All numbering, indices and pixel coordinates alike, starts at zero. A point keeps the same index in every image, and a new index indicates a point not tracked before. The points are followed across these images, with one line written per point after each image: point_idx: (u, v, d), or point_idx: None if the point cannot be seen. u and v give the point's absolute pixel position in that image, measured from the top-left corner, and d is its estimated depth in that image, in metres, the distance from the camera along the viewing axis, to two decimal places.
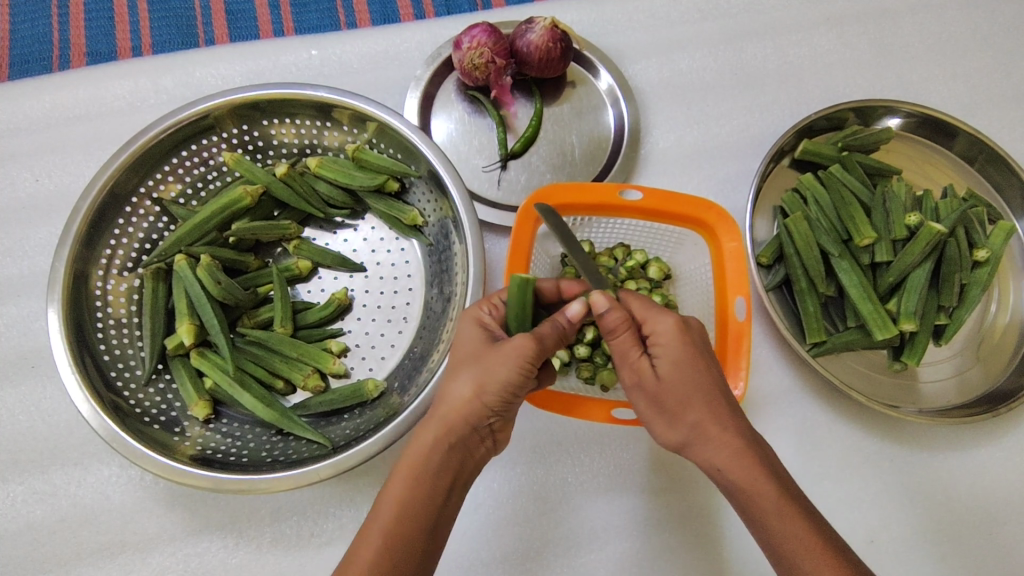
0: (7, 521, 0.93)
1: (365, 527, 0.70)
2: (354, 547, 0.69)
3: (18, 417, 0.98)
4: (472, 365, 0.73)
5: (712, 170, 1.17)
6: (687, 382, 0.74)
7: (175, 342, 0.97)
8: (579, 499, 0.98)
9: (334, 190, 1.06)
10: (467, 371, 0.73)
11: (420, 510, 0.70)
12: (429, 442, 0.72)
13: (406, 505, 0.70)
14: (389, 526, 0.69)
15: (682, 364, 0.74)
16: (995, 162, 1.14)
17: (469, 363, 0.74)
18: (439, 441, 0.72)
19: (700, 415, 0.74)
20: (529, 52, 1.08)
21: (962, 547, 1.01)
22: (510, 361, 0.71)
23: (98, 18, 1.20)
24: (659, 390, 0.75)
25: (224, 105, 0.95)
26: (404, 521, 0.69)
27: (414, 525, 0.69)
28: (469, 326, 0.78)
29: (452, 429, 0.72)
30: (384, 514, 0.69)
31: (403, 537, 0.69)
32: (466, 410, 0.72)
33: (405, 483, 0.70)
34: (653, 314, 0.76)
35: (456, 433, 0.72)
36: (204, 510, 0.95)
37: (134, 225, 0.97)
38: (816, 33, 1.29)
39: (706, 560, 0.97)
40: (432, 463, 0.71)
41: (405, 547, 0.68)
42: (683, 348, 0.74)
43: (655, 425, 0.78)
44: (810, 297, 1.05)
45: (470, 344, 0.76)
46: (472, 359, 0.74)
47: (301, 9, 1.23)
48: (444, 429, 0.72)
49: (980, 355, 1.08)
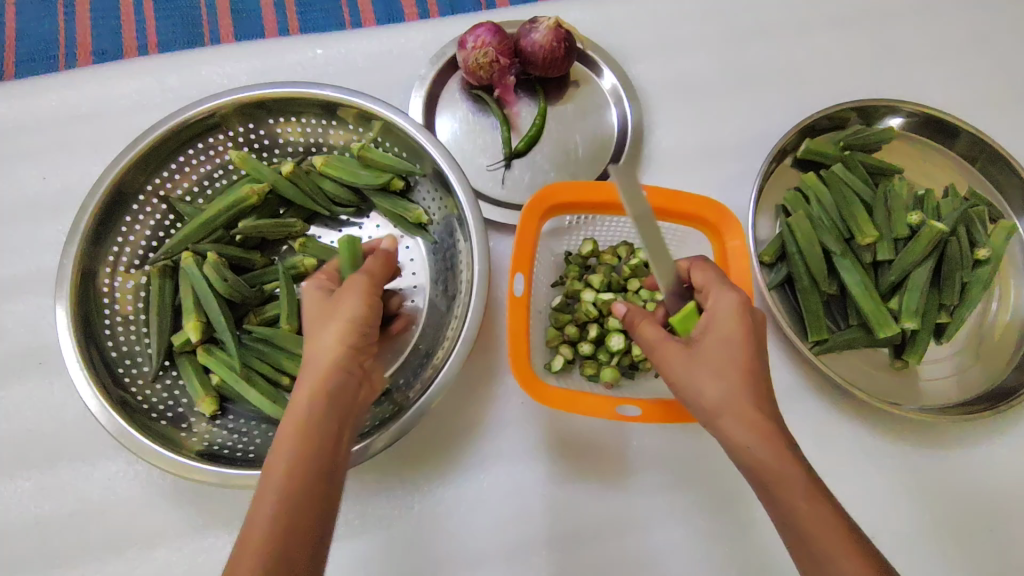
0: (14, 517, 0.94)
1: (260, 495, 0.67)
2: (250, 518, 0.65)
3: (26, 413, 0.98)
4: (325, 321, 0.78)
5: (714, 170, 1.18)
6: (716, 352, 0.77)
7: (182, 338, 0.98)
8: (583, 496, 0.99)
9: (339, 189, 1.07)
10: (319, 328, 0.77)
11: (305, 454, 0.68)
12: (302, 392, 0.72)
13: (290, 454, 0.68)
14: (279, 481, 0.66)
15: (712, 332, 0.79)
16: (995, 162, 1.15)
17: (323, 323, 0.78)
18: (312, 389, 0.72)
19: (731, 391, 0.75)
20: (533, 52, 1.08)
21: (964, 542, 1.01)
22: (353, 302, 0.79)
23: (105, 18, 1.21)
24: (689, 356, 0.78)
25: (229, 104, 0.95)
26: (292, 472, 0.67)
27: (309, 471, 0.68)
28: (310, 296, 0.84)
29: (315, 372, 0.73)
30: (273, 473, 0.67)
31: (300, 488, 0.67)
32: (333, 353, 0.74)
33: (285, 437, 0.69)
34: (717, 292, 0.81)
35: (327, 379, 0.73)
36: (210, 506, 0.95)
37: (141, 222, 0.98)
38: (819, 34, 1.29)
39: (708, 555, 0.97)
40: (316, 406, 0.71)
41: (303, 497, 0.66)
42: (737, 325, 0.78)
43: (687, 397, 0.79)
44: (812, 295, 1.05)
45: (316, 309, 0.80)
46: (325, 318, 0.78)
47: (306, 9, 1.24)
48: (312, 378, 0.73)
49: (980, 354, 1.08)
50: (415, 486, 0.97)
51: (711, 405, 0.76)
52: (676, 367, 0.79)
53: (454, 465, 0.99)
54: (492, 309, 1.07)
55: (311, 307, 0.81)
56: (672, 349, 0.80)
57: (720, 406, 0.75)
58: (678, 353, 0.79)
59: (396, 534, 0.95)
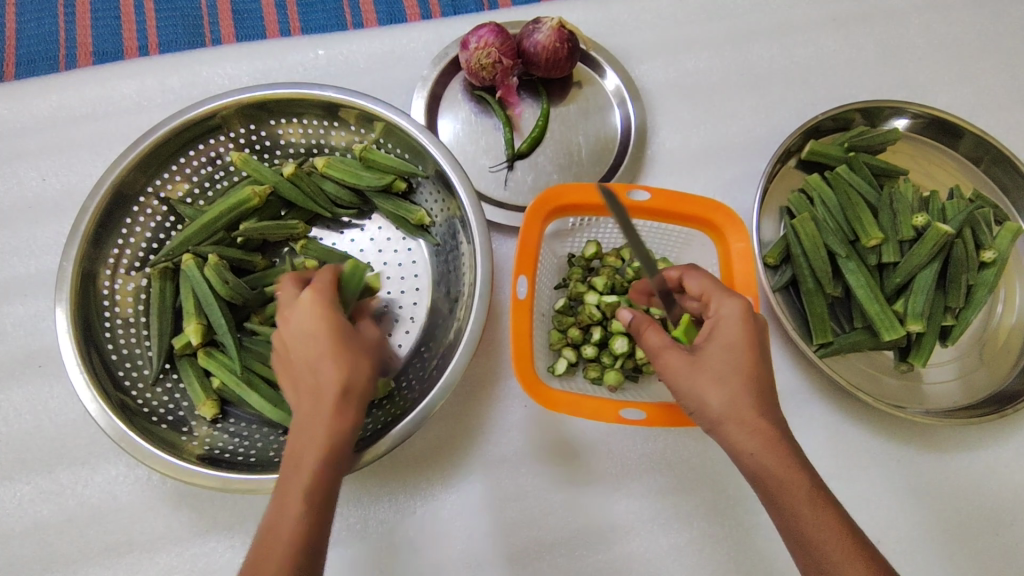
0: (13, 521, 0.93)
1: (273, 519, 0.68)
2: (265, 540, 0.67)
3: (25, 417, 0.98)
4: (354, 357, 0.77)
5: (718, 170, 1.17)
6: (718, 362, 0.75)
7: (182, 341, 0.97)
8: (586, 499, 0.98)
9: (341, 190, 1.06)
10: (347, 362, 0.75)
11: (327, 492, 0.70)
12: (331, 431, 0.72)
13: (316, 490, 0.69)
14: (302, 513, 0.68)
15: (718, 343, 0.77)
16: (1000, 163, 1.14)
17: (351, 357, 0.76)
18: (342, 433, 0.73)
19: (729, 400, 0.74)
20: (536, 52, 1.08)
21: (969, 546, 1.01)
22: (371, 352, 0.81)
23: (104, 18, 1.20)
24: (691, 367, 0.76)
25: (230, 105, 0.94)
26: (316, 507, 0.69)
27: (329, 510, 0.71)
28: (324, 313, 0.79)
29: (344, 412, 0.73)
30: (294, 505, 0.68)
31: (320, 522, 0.69)
32: (360, 398, 0.76)
33: (312, 471, 0.70)
34: (721, 297, 0.80)
35: (351, 424, 0.74)
36: (211, 510, 0.94)
37: (141, 224, 0.97)
38: (822, 34, 1.29)
39: (713, 559, 0.97)
40: (342, 448, 0.73)
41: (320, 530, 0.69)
42: (741, 332, 0.77)
43: (688, 403, 0.77)
44: (817, 298, 1.05)
45: (337, 337, 0.77)
46: (352, 352, 0.77)
47: (308, 9, 1.23)
48: (342, 419, 0.73)
49: (985, 356, 1.08)
50: (418, 489, 0.96)
51: (713, 415, 0.75)
52: (677, 375, 0.77)
53: (456, 468, 0.98)
54: (495, 311, 1.07)
55: (331, 330, 0.77)
56: (675, 356, 0.77)
57: (723, 413, 0.74)
58: (681, 361, 0.77)
59: (398, 538, 0.94)
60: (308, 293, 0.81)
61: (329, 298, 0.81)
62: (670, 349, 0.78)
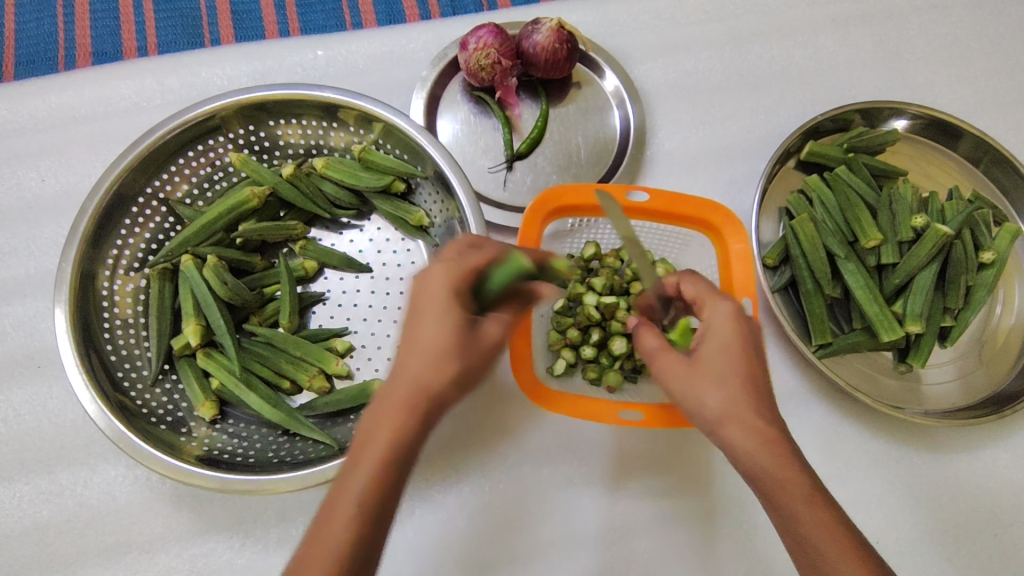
0: (13, 521, 0.93)
1: (325, 516, 0.64)
2: (314, 534, 0.63)
3: (25, 417, 0.98)
4: (447, 355, 0.69)
5: (717, 171, 1.17)
6: (719, 365, 0.75)
7: (182, 342, 0.97)
8: (585, 500, 0.98)
9: (340, 190, 1.06)
10: (433, 364, 0.68)
11: (383, 502, 0.64)
12: (397, 436, 0.65)
13: (372, 498, 0.63)
14: (351, 519, 0.63)
15: (718, 346, 0.77)
16: (1000, 164, 1.14)
17: (443, 355, 0.68)
18: (406, 441, 0.66)
19: (730, 401, 0.74)
20: (535, 53, 1.08)
21: (968, 546, 1.01)
22: (470, 355, 0.71)
23: (104, 19, 1.20)
24: (694, 370, 0.76)
25: (230, 105, 0.95)
26: (368, 517, 0.63)
27: (382, 523, 0.64)
28: (442, 295, 0.70)
29: (415, 416, 0.67)
30: (346, 508, 0.63)
31: (369, 535, 0.63)
32: (438, 403, 0.68)
33: (370, 475, 0.64)
34: (713, 301, 0.80)
35: (421, 431, 0.67)
36: (210, 511, 0.95)
37: (141, 224, 0.97)
38: (822, 34, 1.29)
39: (713, 559, 0.97)
40: (406, 456, 0.66)
41: (367, 542, 0.63)
42: (735, 333, 0.77)
43: (684, 406, 0.77)
44: (816, 298, 1.05)
45: (442, 328, 0.69)
46: (450, 349, 0.69)
47: (307, 10, 1.23)
48: (411, 423, 0.66)
49: (985, 357, 1.08)
50: (417, 490, 0.97)
51: (713, 417, 0.74)
52: (673, 376, 0.77)
53: (455, 469, 0.98)
54: None
55: (435, 319, 0.69)
56: (673, 358, 0.78)
57: (722, 413, 0.74)
58: (678, 362, 0.77)
59: (397, 539, 0.94)
60: (436, 268, 0.72)
61: (456, 281, 0.71)
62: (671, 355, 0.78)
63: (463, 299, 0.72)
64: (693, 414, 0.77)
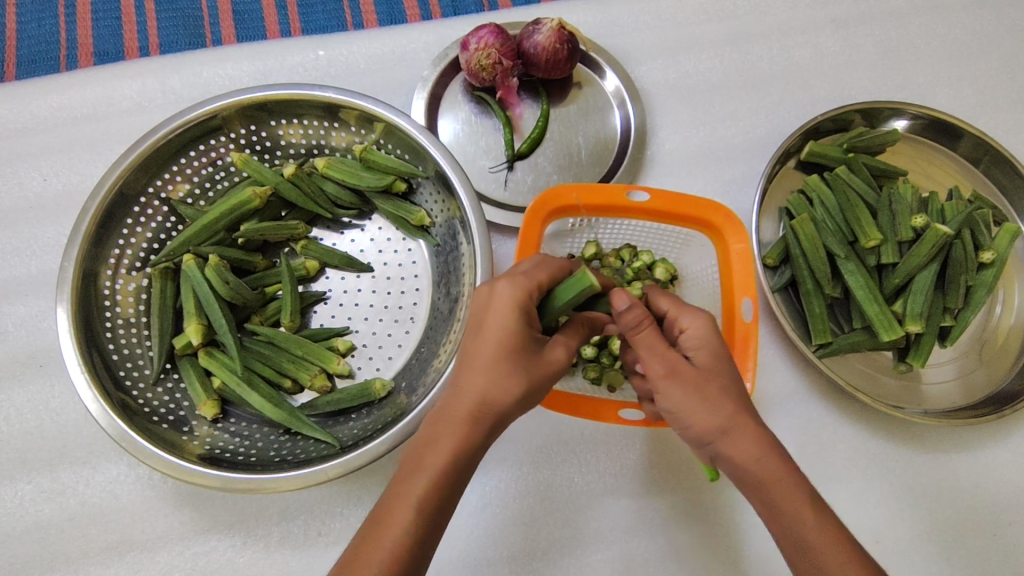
0: (15, 520, 0.93)
1: (379, 521, 0.64)
2: (366, 535, 0.64)
3: (26, 416, 0.98)
4: (512, 371, 0.70)
5: (718, 171, 1.17)
6: (721, 374, 0.75)
7: (183, 341, 0.98)
8: (586, 500, 0.98)
9: (341, 190, 1.06)
10: (496, 374, 0.69)
11: (438, 511, 0.66)
12: (457, 448, 0.67)
13: (429, 502, 0.65)
14: (407, 522, 0.64)
15: (716, 355, 0.76)
16: (1000, 164, 1.14)
17: (506, 371, 0.70)
18: (467, 449, 0.67)
19: (735, 407, 0.73)
20: (536, 53, 1.08)
21: (967, 545, 1.01)
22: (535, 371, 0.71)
23: (105, 18, 1.20)
24: (699, 377, 0.74)
25: (232, 105, 0.95)
26: (424, 524, 0.64)
27: (436, 529, 0.65)
28: (509, 311, 0.72)
29: (475, 429, 0.68)
30: (403, 510, 0.64)
31: (425, 539, 0.64)
32: (497, 418, 0.70)
33: (427, 479, 0.66)
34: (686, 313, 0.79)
35: (479, 440, 0.69)
36: (212, 510, 0.95)
37: (143, 224, 0.98)
38: (822, 34, 1.29)
39: (712, 558, 0.97)
40: (465, 466, 0.68)
41: (423, 544, 0.64)
42: (717, 343, 0.77)
43: (687, 418, 0.74)
44: (816, 298, 1.05)
45: (506, 344, 0.70)
46: (513, 366, 0.70)
47: (308, 9, 1.23)
48: (471, 435, 0.68)
49: (984, 357, 1.08)
50: None
51: (716, 425, 0.73)
52: (680, 390, 0.74)
53: None
54: None
55: (501, 336, 0.70)
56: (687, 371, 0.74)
57: (722, 422, 0.73)
58: (693, 376, 0.74)
59: None
60: (501, 286, 0.73)
61: (523, 297, 0.73)
62: (678, 363, 0.75)
63: (528, 316, 0.74)
64: (695, 427, 0.74)
